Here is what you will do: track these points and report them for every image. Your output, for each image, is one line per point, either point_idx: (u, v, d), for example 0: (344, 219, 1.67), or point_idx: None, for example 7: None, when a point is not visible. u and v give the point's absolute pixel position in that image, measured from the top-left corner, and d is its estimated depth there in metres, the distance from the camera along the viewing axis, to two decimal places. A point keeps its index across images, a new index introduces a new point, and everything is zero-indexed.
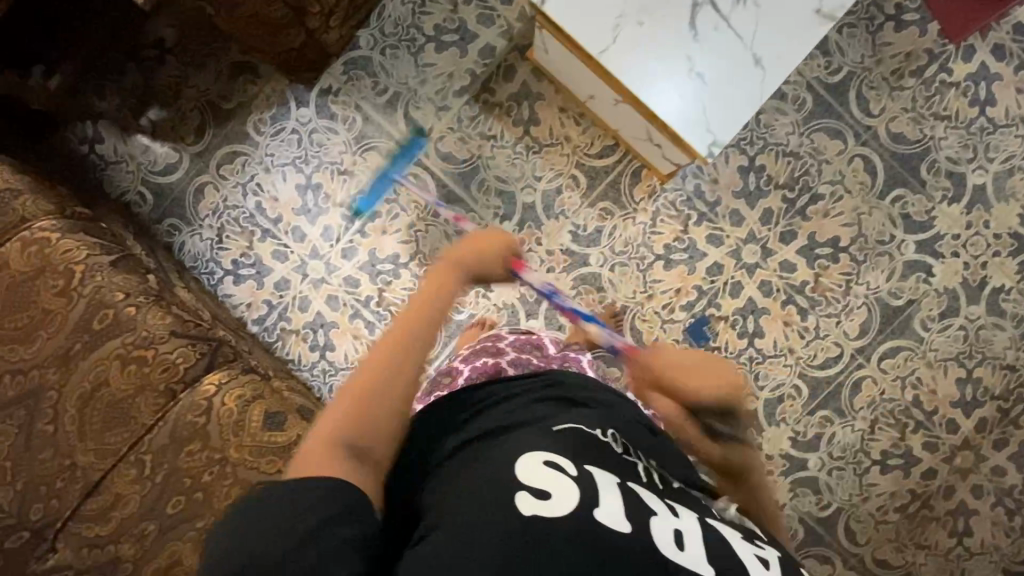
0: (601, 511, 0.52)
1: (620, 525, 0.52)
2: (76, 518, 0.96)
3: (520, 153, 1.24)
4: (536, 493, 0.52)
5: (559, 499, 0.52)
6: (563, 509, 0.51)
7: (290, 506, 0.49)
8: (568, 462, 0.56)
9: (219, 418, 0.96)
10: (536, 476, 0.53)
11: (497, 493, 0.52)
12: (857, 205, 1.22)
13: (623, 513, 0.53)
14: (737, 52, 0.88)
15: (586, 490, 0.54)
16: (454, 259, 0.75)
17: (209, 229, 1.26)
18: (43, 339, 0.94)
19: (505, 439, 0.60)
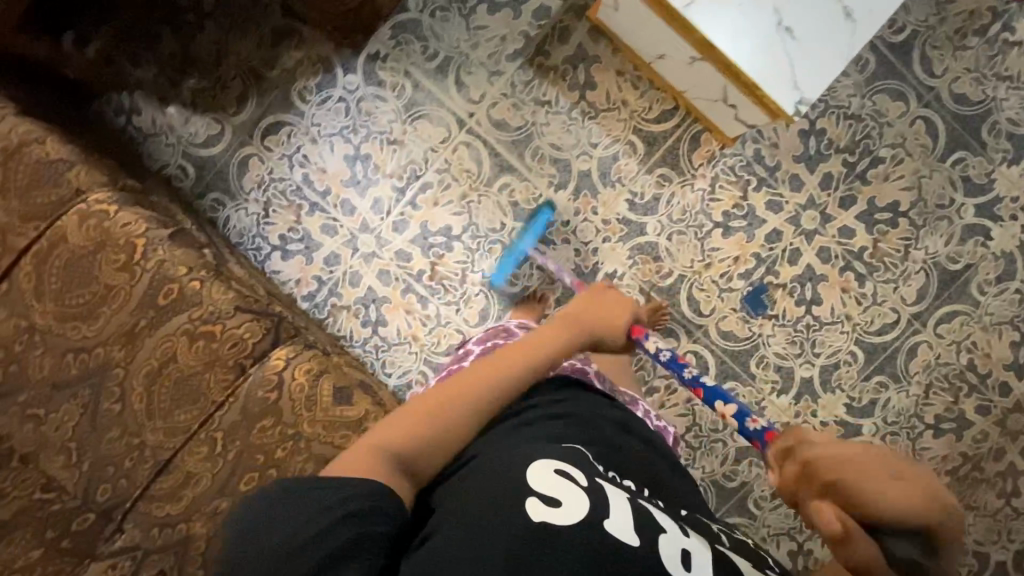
0: (609, 522, 0.59)
1: (629, 538, 0.59)
2: (146, 498, 0.95)
3: (575, 118, 1.20)
4: (549, 501, 0.59)
5: (571, 507, 0.59)
6: (574, 516, 0.59)
7: (317, 503, 0.56)
8: (580, 476, 0.64)
9: (291, 393, 0.94)
10: (551, 486, 0.61)
11: (513, 500, 0.59)
12: (917, 168, 1.21)
13: (631, 526, 0.60)
14: (826, 5, 0.88)
15: (597, 501, 0.61)
16: (571, 319, 0.84)
17: (255, 203, 1.23)
18: (107, 316, 0.91)
19: (518, 451, 0.66)
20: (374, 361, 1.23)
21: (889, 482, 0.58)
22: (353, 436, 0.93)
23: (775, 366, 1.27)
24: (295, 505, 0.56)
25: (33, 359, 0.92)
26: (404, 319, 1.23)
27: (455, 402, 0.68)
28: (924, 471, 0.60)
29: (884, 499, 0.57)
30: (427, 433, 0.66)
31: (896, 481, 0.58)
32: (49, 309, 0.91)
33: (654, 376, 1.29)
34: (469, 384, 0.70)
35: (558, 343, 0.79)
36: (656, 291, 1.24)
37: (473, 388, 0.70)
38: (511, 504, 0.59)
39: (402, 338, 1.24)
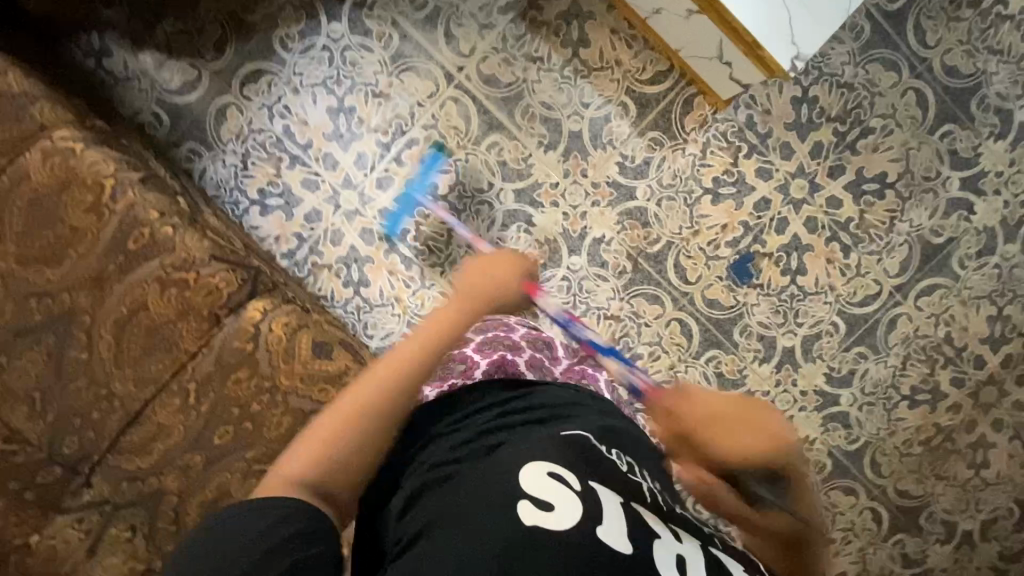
0: (603, 530, 0.59)
1: (622, 545, 0.58)
2: (116, 451, 0.92)
3: (567, 77, 1.17)
4: (538, 504, 0.59)
5: (563, 513, 0.59)
6: (567, 521, 0.59)
7: (250, 527, 0.56)
8: (574, 480, 0.63)
9: (269, 345, 0.92)
10: (541, 490, 0.61)
11: (503, 499, 0.60)
12: (906, 140, 1.21)
13: (625, 532, 0.60)
14: None
15: (591, 507, 0.61)
16: (470, 287, 0.85)
17: (233, 154, 1.19)
18: (73, 260, 0.87)
19: (509, 449, 0.67)
20: (355, 322, 1.22)
21: (735, 426, 0.77)
22: (332, 389, 0.92)
23: (758, 335, 1.27)
24: (229, 534, 0.56)
25: None
26: (386, 280, 1.22)
27: (365, 418, 0.69)
28: (766, 411, 0.79)
29: (739, 444, 0.75)
30: (339, 450, 0.67)
31: (749, 427, 0.77)
32: (10, 252, 0.86)
33: (639, 343, 1.27)
34: (373, 393, 0.71)
35: (450, 327, 0.79)
36: (643, 257, 1.24)
37: (383, 396, 0.71)
38: (496, 511, 0.59)
39: (384, 300, 1.23)
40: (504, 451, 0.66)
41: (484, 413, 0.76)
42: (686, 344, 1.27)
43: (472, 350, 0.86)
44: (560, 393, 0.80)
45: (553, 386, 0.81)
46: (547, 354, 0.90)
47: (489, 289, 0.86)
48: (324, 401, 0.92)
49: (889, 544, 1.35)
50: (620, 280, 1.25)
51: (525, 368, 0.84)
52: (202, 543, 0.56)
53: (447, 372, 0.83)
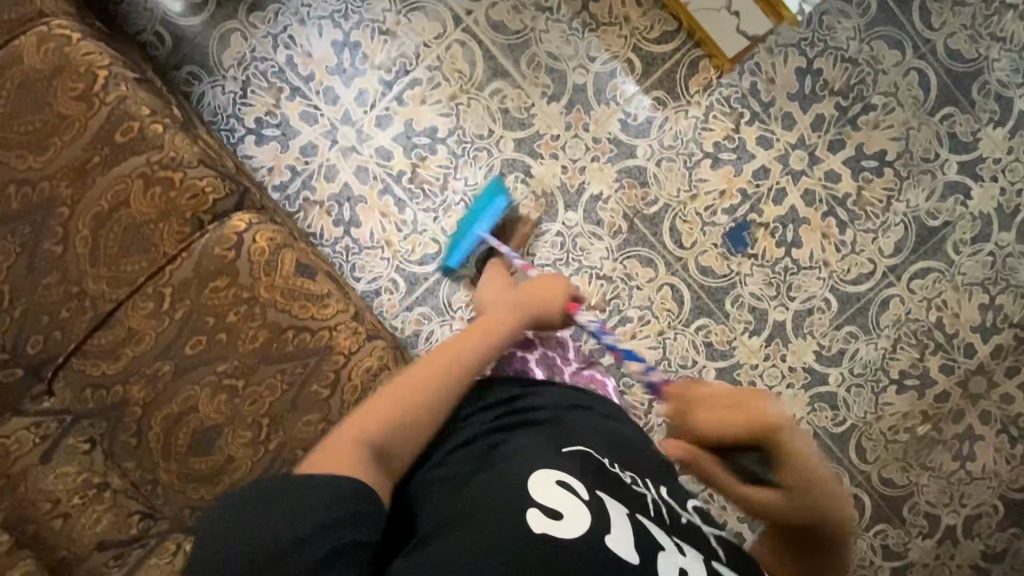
0: (611, 537, 0.63)
1: (627, 554, 0.62)
2: (82, 354, 0.89)
3: (575, 29, 1.18)
4: (549, 513, 0.63)
5: (572, 522, 0.63)
6: (577, 530, 0.62)
7: (302, 505, 0.57)
8: (581, 488, 0.67)
9: (251, 256, 0.89)
10: (553, 499, 0.64)
11: (515, 509, 0.62)
12: (907, 120, 1.22)
13: (631, 541, 0.64)
14: None
15: (597, 518, 0.64)
16: (525, 303, 0.88)
17: (233, 81, 1.17)
18: (56, 149, 0.84)
19: (521, 455, 0.69)
20: (342, 263, 1.20)
21: (722, 413, 0.72)
22: (313, 307, 0.90)
23: (750, 306, 1.26)
24: (278, 507, 0.57)
25: None
26: (378, 222, 1.20)
27: (415, 396, 0.71)
28: (764, 400, 0.72)
29: (723, 431, 0.71)
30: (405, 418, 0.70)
31: (728, 412, 0.72)
32: None
33: (630, 306, 1.25)
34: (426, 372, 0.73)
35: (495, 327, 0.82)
36: (639, 218, 1.23)
37: (437, 378, 0.73)
38: (512, 517, 0.62)
39: (374, 242, 1.21)
40: (515, 455, 0.69)
41: (492, 411, 0.78)
42: (676, 311, 1.25)
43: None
44: (566, 394, 0.82)
45: (558, 386, 0.83)
46: (558, 353, 0.96)
47: (547, 303, 0.89)
48: (303, 318, 0.90)
49: (870, 534, 1.32)
50: (615, 239, 1.23)
51: (536, 367, 0.90)
52: (247, 513, 0.57)
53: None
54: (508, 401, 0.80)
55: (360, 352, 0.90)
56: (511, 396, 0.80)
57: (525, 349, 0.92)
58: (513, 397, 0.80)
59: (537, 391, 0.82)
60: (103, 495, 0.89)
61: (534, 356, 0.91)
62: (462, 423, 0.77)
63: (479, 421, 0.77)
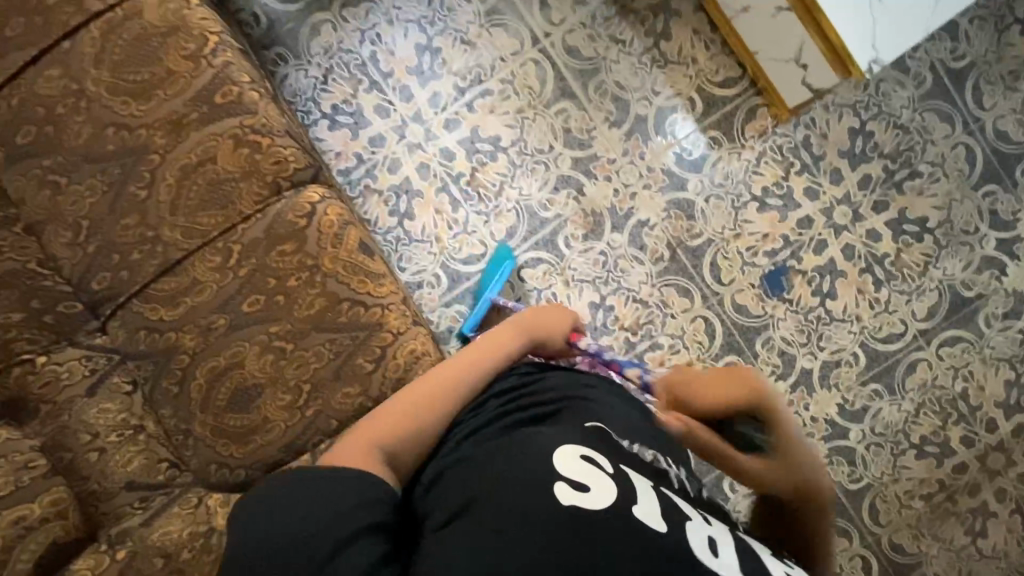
0: (638, 508, 0.62)
1: (656, 524, 0.61)
2: (143, 297, 0.92)
3: (644, 63, 1.25)
4: (575, 484, 0.62)
5: (601, 492, 0.62)
6: (605, 499, 0.61)
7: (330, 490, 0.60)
8: (604, 461, 0.66)
9: (321, 227, 0.92)
10: (576, 471, 0.63)
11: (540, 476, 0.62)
12: (951, 191, 1.26)
13: (659, 512, 0.63)
14: None
15: (625, 489, 0.64)
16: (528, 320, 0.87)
17: (317, 67, 1.24)
18: (159, 100, 0.90)
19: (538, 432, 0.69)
20: (391, 252, 1.24)
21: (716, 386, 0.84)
22: (371, 283, 0.93)
23: (779, 350, 1.28)
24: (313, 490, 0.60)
25: (71, 126, 0.90)
26: (431, 218, 1.25)
27: (435, 402, 0.74)
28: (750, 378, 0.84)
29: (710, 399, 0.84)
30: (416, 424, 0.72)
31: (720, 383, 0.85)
32: (103, 79, 0.90)
33: (661, 333, 1.27)
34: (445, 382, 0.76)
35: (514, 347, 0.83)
36: (682, 249, 1.26)
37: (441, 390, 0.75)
38: (539, 485, 0.61)
39: (425, 237, 1.25)
40: (528, 433, 0.69)
41: (499, 398, 0.79)
42: (707, 344, 1.27)
43: None
44: (573, 376, 0.83)
45: (566, 370, 0.84)
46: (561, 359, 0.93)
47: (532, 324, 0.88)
48: (359, 292, 0.92)
49: None
50: (656, 266, 1.27)
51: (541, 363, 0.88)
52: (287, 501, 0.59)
53: None
54: (509, 391, 0.80)
55: (406, 334, 0.93)
56: (511, 385, 0.80)
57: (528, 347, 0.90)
58: (512, 387, 0.80)
59: (543, 376, 0.82)
60: (137, 437, 0.90)
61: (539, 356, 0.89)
62: (472, 412, 0.77)
63: (487, 410, 0.77)
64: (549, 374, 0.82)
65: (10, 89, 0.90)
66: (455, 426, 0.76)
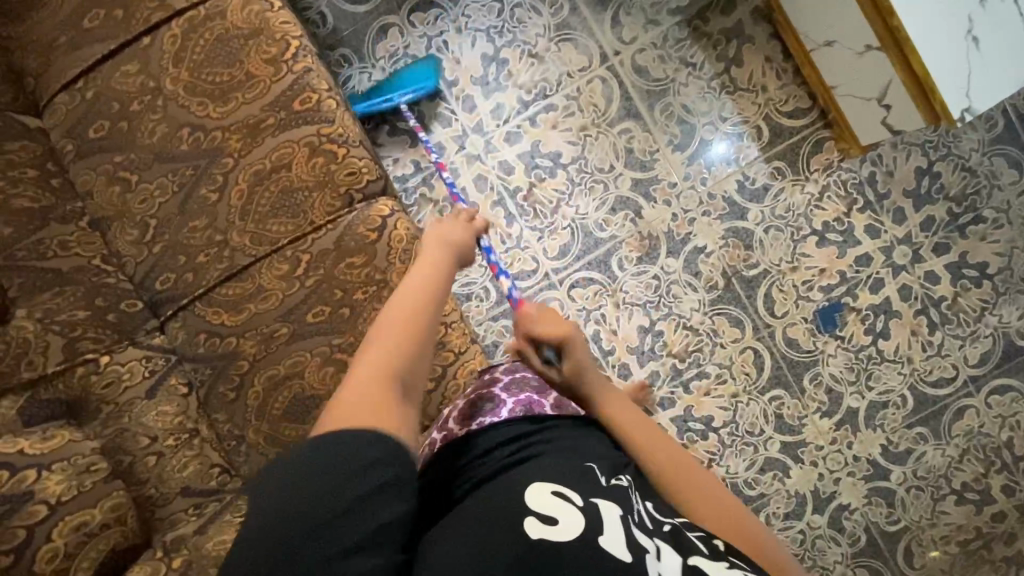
0: (605, 538, 0.56)
1: (621, 554, 0.55)
2: (206, 300, 0.91)
3: (713, 88, 1.22)
4: (543, 519, 0.57)
5: (568, 523, 0.57)
6: (572, 533, 0.56)
7: (343, 464, 0.49)
8: (574, 493, 0.60)
9: (391, 241, 0.90)
10: (543, 505, 0.59)
11: (508, 517, 0.58)
12: (1014, 238, 1.23)
13: (624, 540, 0.56)
14: (1014, 33, 0.95)
15: (591, 519, 0.57)
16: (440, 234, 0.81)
17: (381, 71, 1.22)
18: (237, 103, 0.88)
19: (516, 477, 0.63)
20: None
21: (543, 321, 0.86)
22: None
23: (827, 386, 1.26)
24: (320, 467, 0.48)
25: (146, 124, 0.89)
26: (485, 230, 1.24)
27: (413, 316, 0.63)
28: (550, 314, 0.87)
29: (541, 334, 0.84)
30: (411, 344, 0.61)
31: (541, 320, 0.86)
32: (181, 78, 0.89)
33: (709, 362, 1.26)
34: (413, 298, 0.65)
35: (450, 261, 0.75)
36: (737, 278, 1.25)
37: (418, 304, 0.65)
38: (507, 526, 0.57)
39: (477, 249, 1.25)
40: (508, 480, 0.63)
41: (503, 447, 0.70)
42: (754, 376, 1.26)
43: (500, 389, 0.81)
44: (576, 427, 0.75)
45: (569, 420, 0.76)
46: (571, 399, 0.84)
47: (464, 238, 0.81)
48: None
49: None
50: (709, 294, 1.25)
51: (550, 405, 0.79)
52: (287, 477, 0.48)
53: (475, 411, 0.78)
54: (521, 437, 0.71)
55: (470, 352, 0.94)
56: (516, 430, 0.72)
57: (542, 393, 0.81)
58: (523, 433, 0.72)
59: (545, 427, 0.74)
60: (192, 441, 0.89)
61: (550, 400, 0.79)
62: (477, 460, 0.70)
63: (493, 457, 0.69)
64: (549, 423, 0.74)
65: (86, 82, 0.90)
66: (459, 476, 0.69)
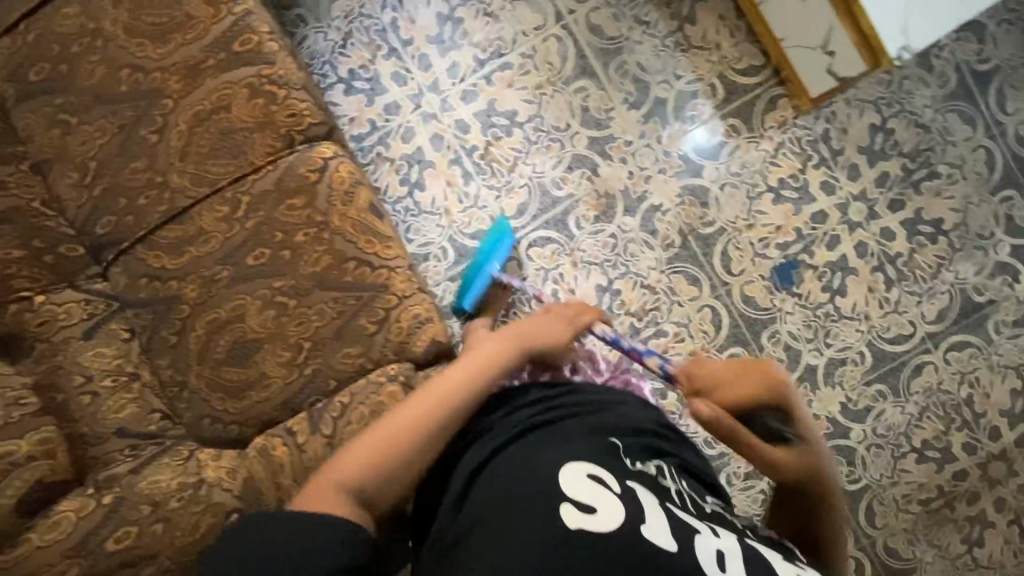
0: (646, 527, 0.66)
1: (665, 542, 0.66)
2: (147, 244, 0.90)
3: (667, 46, 1.23)
4: (584, 507, 0.67)
5: (607, 513, 0.67)
6: (613, 521, 0.66)
7: (295, 524, 0.64)
8: (612, 481, 0.70)
9: (332, 182, 0.91)
10: (583, 491, 0.68)
11: (552, 502, 0.67)
12: (968, 194, 1.24)
13: (666, 528, 0.67)
14: None
15: (631, 508, 0.68)
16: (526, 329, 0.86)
17: (336, 31, 1.22)
18: (175, 44, 0.89)
19: (553, 456, 0.73)
20: (400, 222, 1.23)
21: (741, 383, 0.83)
22: (379, 244, 0.91)
23: (785, 344, 1.26)
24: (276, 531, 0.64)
25: (86, 66, 0.89)
26: (442, 188, 1.23)
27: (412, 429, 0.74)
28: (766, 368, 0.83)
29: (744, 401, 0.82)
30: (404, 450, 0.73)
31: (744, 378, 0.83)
32: (121, 20, 0.89)
33: (667, 321, 1.25)
34: (424, 408, 0.76)
35: (499, 365, 0.81)
36: (694, 236, 1.25)
37: (427, 419, 0.75)
38: (553, 509, 0.67)
39: (434, 208, 1.23)
40: (544, 456, 0.73)
41: (527, 412, 0.80)
42: (712, 334, 1.26)
43: None
44: (597, 398, 0.83)
45: (589, 390, 0.84)
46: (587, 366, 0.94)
47: (540, 335, 0.87)
48: (368, 253, 0.91)
49: None
50: (666, 252, 1.25)
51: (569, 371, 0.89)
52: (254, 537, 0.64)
53: None
54: (544, 403, 0.81)
55: (413, 298, 0.91)
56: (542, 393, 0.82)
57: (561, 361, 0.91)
58: (548, 402, 0.81)
59: (570, 396, 0.83)
60: (131, 385, 0.88)
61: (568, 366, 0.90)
62: (507, 421, 0.80)
63: (518, 417, 0.80)
64: (573, 395, 0.83)
65: (26, 26, 0.90)
66: (493, 437, 0.79)
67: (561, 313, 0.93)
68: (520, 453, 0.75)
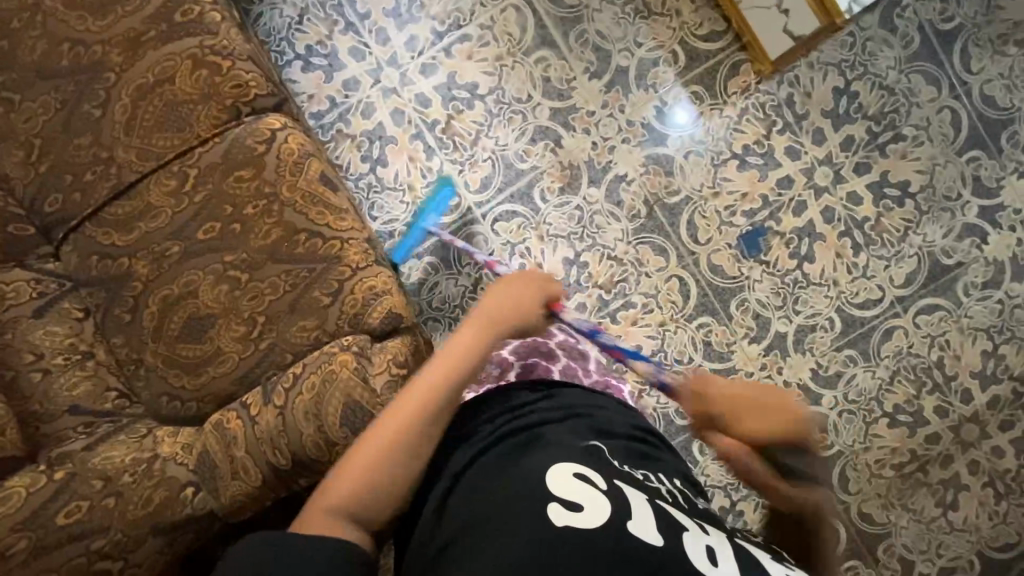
0: (633, 523, 0.62)
1: (653, 538, 0.61)
2: (96, 221, 0.89)
3: (627, 14, 1.23)
4: (568, 505, 0.62)
5: (592, 512, 0.62)
6: (598, 519, 0.61)
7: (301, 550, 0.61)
8: (598, 478, 0.66)
9: (281, 153, 0.90)
10: (567, 490, 0.64)
11: (534, 501, 0.63)
12: (934, 155, 1.23)
13: (654, 523, 0.62)
14: None
15: (619, 505, 0.63)
16: (491, 318, 0.80)
17: (292, 7, 1.21)
18: (117, 16, 0.88)
19: (535, 457, 0.69)
20: (363, 199, 1.22)
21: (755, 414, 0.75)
22: (330, 215, 0.89)
23: (753, 312, 1.25)
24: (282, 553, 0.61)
25: (26, 41, 0.88)
26: (405, 164, 1.22)
27: (388, 446, 0.71)
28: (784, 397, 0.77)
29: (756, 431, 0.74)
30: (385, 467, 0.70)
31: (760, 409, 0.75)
32: None
33: (635, 292, 1.24)
34: (398, 421, 0.72)
35: (465, 363, 0.76)
36: (659, 206, 1.24)
37: (401, 432, 0.71)
38: (535, 510, 0.62)
39: (398, 184, 1.22)
40: (525, 457, 0.70)
41: (503, 413, 0.77)
42: (680, 304, 1.25)
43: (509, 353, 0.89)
44: (576, 396, 0.80)
45: (570, 390, 0.81)
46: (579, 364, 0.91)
47: (506, 317, 0.81)
48: (319, 224, 0.89)
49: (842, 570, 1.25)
50: (631, 223, 1.24)
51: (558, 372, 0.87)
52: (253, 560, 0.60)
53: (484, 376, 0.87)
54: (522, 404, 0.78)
55: (367, 269, 0.89)
56: (526, 392, 0.80)
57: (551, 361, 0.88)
58: (528, 402, 0.78)
59: (550, 395, 0.80)
60: (85, 362, 0.88)
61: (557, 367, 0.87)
62: (486, 422, 0.77)
63: (495, 423, 0.76)
64: (555, 393, 0.80)
65: None
66: (471, 440, 0.76)
67: (525, 287, 0.85)
68: (501, 453, 0.71)
